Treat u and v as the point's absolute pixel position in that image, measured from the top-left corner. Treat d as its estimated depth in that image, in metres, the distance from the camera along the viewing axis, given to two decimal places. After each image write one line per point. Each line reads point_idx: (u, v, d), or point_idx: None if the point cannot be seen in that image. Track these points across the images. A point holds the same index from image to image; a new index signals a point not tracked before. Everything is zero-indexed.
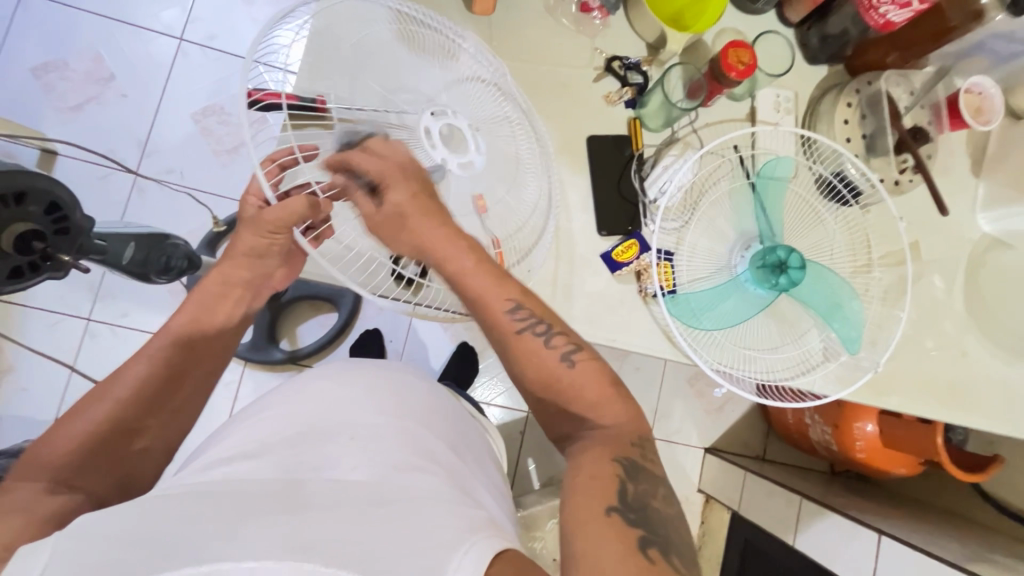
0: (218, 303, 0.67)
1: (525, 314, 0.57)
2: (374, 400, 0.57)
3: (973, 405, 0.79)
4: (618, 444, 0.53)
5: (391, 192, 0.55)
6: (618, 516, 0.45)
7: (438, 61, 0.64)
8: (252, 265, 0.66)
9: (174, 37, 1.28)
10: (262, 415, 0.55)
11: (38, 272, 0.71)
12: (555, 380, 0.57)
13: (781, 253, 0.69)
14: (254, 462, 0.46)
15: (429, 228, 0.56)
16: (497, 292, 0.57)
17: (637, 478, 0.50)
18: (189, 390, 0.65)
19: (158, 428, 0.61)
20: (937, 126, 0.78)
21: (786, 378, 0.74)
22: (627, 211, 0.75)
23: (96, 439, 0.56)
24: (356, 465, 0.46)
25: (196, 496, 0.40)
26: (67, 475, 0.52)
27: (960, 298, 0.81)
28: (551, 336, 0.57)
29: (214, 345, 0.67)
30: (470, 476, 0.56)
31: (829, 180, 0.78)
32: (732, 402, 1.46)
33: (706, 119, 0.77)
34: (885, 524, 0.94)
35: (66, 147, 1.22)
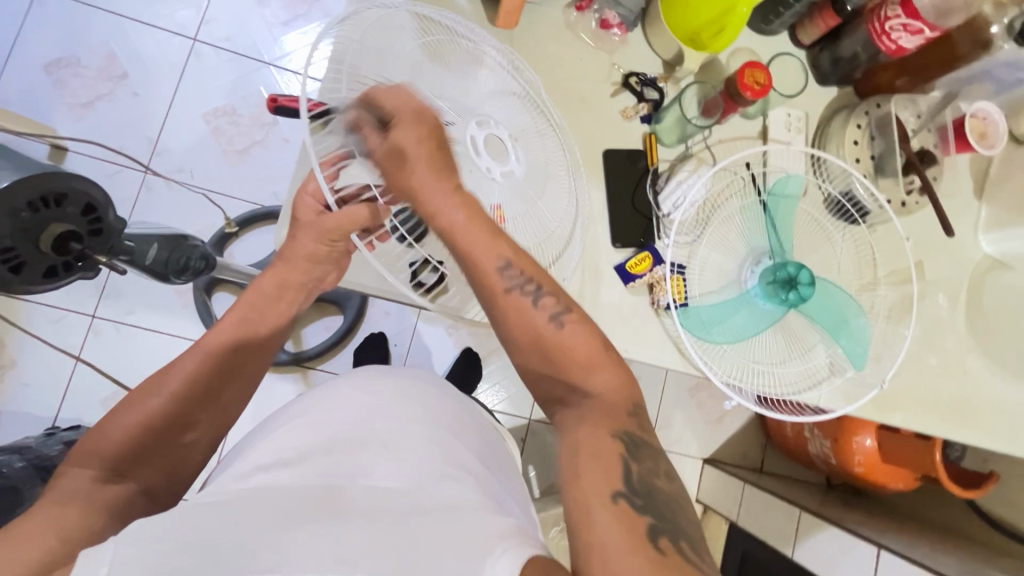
0: (272, 305, 0.69)
1: (515, 273, 0.56)
2: (401, 407, 0.57)
3: (974, 422, 0.80)
4: (615, 417, 0.51)
5: (399, 130, 0.55)
6: (626, 504, 0.45)
7: (471, 69, 0.65)
8: (309, 270, 0.69)
9: (188, 37, 1.29)
10: (290, 424, 0.55)
11: (72, 271, 0.72)
12: (546, 343, 0.55)
13: (791, 270, 0.71)
14: (290, 470, 0.47)
15: (431, 178, 0.55)
16: (484, 249, 0.55)
17: (638, 456, 0.49)
18: (237, 388, 0.65)
19: (209, 423, 0.62)
20: (943, 148, 0.80)
21: (796, 392, 0.75)
22: (640, 224, 0.76)
23: (149, 431, 0.56)
24: (391, 472, 0.48)
25: (236, 500, 0.41)
26: (119, 466, 0.53)
27: (962, 316, 0.83)
28: (539, 295, 0.56)
29: (261, 345, 0.68)
30: (499, 487, 0.56)
31: (838, 199, 0.79)
32: (732, 413, 1.47)
33: (719, 136, 0.79)
34: (885, 539, 0.96)
35: (76, 143, 1.23)
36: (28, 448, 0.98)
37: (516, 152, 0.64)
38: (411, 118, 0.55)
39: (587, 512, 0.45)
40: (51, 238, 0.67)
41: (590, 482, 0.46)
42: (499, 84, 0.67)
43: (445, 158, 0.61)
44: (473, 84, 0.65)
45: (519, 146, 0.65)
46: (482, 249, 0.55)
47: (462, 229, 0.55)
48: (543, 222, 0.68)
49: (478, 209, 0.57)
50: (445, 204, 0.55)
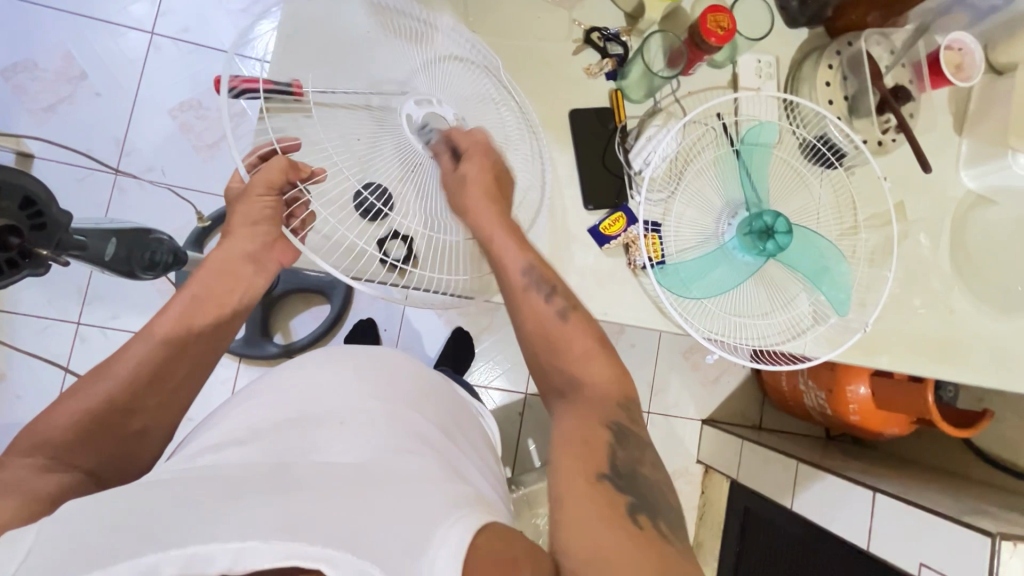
0: (222, 280, 0.69)
1: (543, 283, 0.62)
2: (361, 384, 0.58)
3: (957, 360, 0.80)
4: (607, 407, 0.56)
5: (467, 163, 0.61)
6: (607, 482, 0.49)
7: (415, 40, 0.63)
8: (252, 236, 0.68)
9: (145, 31, 1.26)
10: (249, 405, 0.55)
11: (19, 268, 0.70)
12: (553, 339, 0.61)
13: (768, 219, 0.69)
14: (245, 447, 0.47)
15: (477, 199, 0.62)
16: (512, 254, 0.62)
17: (625, 444, 0.53)
18: (190, 369, 0.64)
19: (159, 406, 0.61)
20: (918, 84, 0.78)
21: (779, 343, 0.75)
22: (612, 184, 0.74)
23: (94, 418, 0.56)
24: (346, 447, 0.48)
25: (187, 481, 0.41)
26: (62, 451, 0.52)
27: (946, 255, 0.82)
28: (551, 292, 0.62)
29: (214, 323, 0.67)
30: (462, 458, 0.57)
31: (813, 144, 0.77)
32: (727, 373, 1.47)
33: (688, 88, 0.77)
34: (881, 483, 0.96)
35: (42, 149, 1.20)
36: None
37: (459, 126, 0.63)
38: (472, 159, 0.61)
39: (569, 490, 0.48)
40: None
41: (576, 462, 0.50)
42: (441, 52, 0.64)
43: (372, 134, 0.59)
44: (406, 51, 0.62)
45: (464, 123, 0.64)
46: (513, 261, 0.62)
47: (491, 241, 0.63)
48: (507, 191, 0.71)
49: (513, 224, 0.64)
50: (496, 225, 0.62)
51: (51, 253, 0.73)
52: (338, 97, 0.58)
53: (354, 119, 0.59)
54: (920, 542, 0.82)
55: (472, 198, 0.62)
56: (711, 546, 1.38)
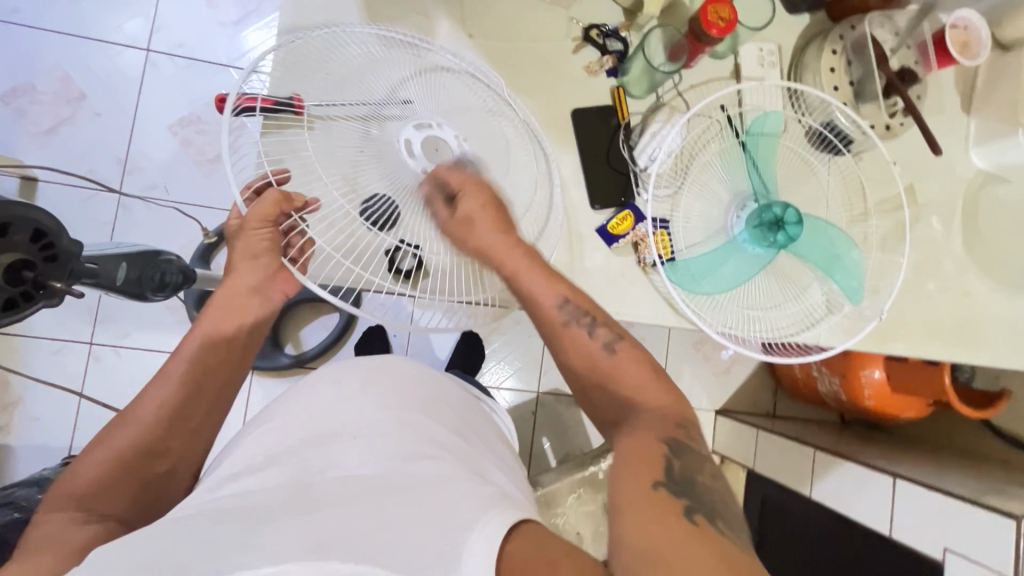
0: (231, 314, 0.66)
1: (571, 308, 0.60)
2: (375, 396, 0.58)
3: (973, 343, 0.79)
4: (663, 423, 0.52)
5: (467, 200, 0.59)
6: (665, 490, 0.45)
7: (416, 62, 0.63)
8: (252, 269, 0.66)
9: (141, 48, 1.26)
10: (265, 425, 0.56)
11: (33, 301, 0.68)
12: (600, 369, 0.58)
13: (777, 210, 0.68)
14: (262, 474, 0.47)
15: (490, 233, 0.60)
16: (543, 290, 0.60)
17: (682, 455, 0.49)
18: (210, 407, 0.64)
19: (183, 448, 0.61)
20: (925, 66, 0.77)
21: (793, 334, 0.74)
22: (618, 182, 0.74)
23: (118, 466, 0.56)
24: (363, 460, 0.48)
25: (212, 511, 0.41)
26: (93, 503, 0.54)
27: (958, 237, 0.81)
28: (594, 326, 0.59)
29: (228, 358, 0.66)
30: (482, 458, 0.57)
31: (820, 131, 0.76)
32: (739, 362, 1.46)
33: (691, 81, 0.76)
34: (900, 467, 0.96)
35: (45, 172, 1.21)
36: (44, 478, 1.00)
37: (462, 148, 0.62)
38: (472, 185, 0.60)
39: (626, 497, 0.45)
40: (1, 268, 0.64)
41: (630, 474, 0.47)
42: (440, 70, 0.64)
43: (365, 146, 0.59)
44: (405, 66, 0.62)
45: (466, 143, 0.62)
46: (538, 295, 0.60)
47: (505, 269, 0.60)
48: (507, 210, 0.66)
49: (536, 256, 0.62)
50: (514, 258, 0.60)
51: (64, 283, 0.72)
52: (335, 110, 0.59)
53: (352, 131, 0.59)
54: (943, 527, 0.82)
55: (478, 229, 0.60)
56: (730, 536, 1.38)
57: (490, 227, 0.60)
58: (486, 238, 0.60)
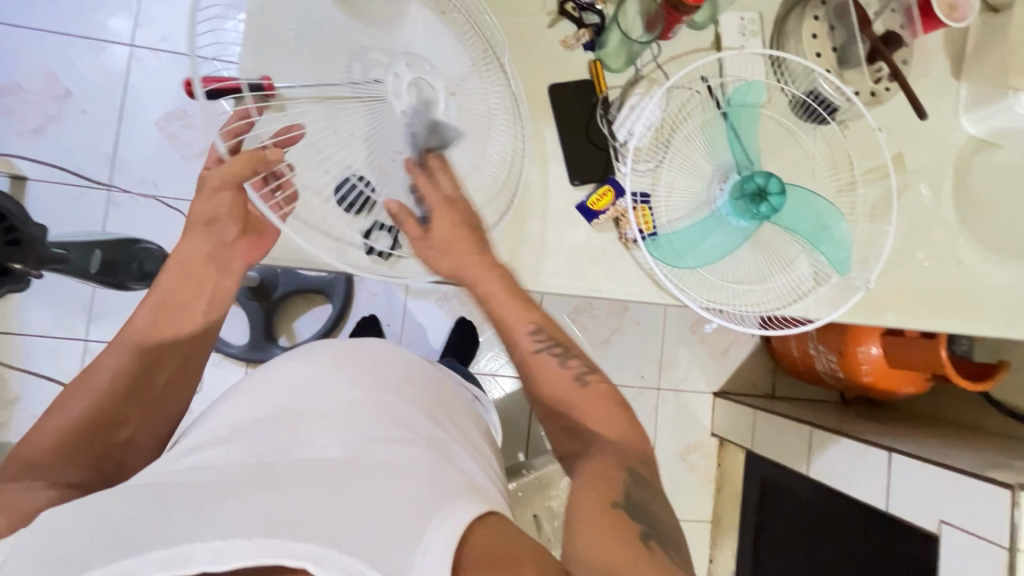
0: (192, 283, 0.66)
1: (543, 336, 0.64)
2: (345, 376, 0.57)
3: (966, 313, 0.78)
4: (626, 456, 0.55)
5: (438, 222, 0.63)
6: (622, 510, 0.48)
7: (397, 14, 0.61)
8: (206, 235, 0.65)
9: (125, 44, 1.25)
10: (233, 402, 0.55)
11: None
12: (564, 401, 0.61)
13: (759, 180, 0.67)
14: (228, 446, 0.47)
15: (465, 253, 0.64)
16: (517, 320, 0.64)
17: (640, 484, 0.52)
18: (170, 379, 0.65)
19: (142, 419, 0.62)
20: (910, 29, 0.76)
21: (779, 308, 0.73)
22: (598, 157, 0.73)
23: (79, 432, 0.56)
24: (331, 441, 0.48)
25: (172, 485, 0.41)
26: (51, 468, 0.53)
27: (949, 205, 0.79)
28: (566, 357, 0.63)
29: (185, 327, 0.66)
30: (453, 442, 0.56)
31: (803, 100, 0.75)
32: (736, 344, 1.45)
33: (669, 53, 0.75)
34: (895, 442, 0.95)
35: (35, 171, 1.21)
36: None
37: (449, 105, 0.61)
38: (451, 196, 0.63)
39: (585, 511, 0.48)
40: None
41: (590, 489, 0.50)
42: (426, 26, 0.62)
43: (363, 116, 0.58)
44: (386, 26, 0.60)
45: (453, 99, 0.62)
46: (512, 317, 0.64)
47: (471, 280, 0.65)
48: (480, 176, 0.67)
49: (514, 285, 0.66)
50: (489, 277, 0.64)
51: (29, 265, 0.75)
52: (321, 88, 0.57)
53: (350, 107, 0.58)
54: (938, 500, 0.81)
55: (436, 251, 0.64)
56: (730, 518, 1.37)
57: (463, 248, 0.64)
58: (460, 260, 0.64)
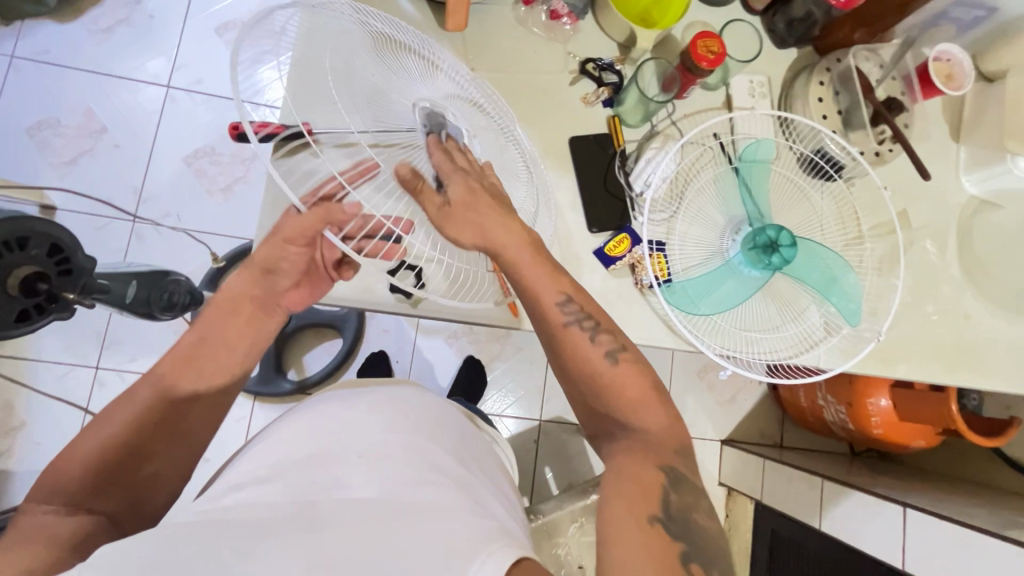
0: (232, 319, 0.66)
1: (572, 308, 0.61)
2: (378, 416, 0.58)
3: (975, 367, 0.79)
4: (662, 452, 0.56)
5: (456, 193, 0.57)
6: (661, 526, 0.49)
7: (425, 71, 0.63)
8: (261, 280, 0.66)
9: (162, 85, 1.32)
10: (272, 439, 0.56)
11: (46, 314, 0.73)
12: (597, 377, 0.60)
13: (771, 233, 0.69)
14: (266, 487, 0.48)
15: (499, 227, 0.59)
16: (546, 287, 0.60)
17: (679, 488, 0.53)
18: (201, 414, 0.63)
19: (171, 453, 0.61)
20: (911, 96, 0.80)
21: (791, 357, 0.74)
22: (615, 207, 0.76)
23: (105, 461, 0.56)
24: (365, 482, 0.49)
25: (205, 521, 0.42)
26: (82, 496, 0.53)
27: (953, 261, 0.82)
28: (596, 332, 0.60)
29: (223, 364, 0.65)
30: (481, 487, 0.57)
31: (810, 158, 0.78)
32: (743, 391, 1.45)
33: (684, 110, 0.79)
34: (909, 497, 0.94)
35: (65, 201, 1.25)
36: None
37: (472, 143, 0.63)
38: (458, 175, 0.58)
39: (621, 530, 0.48)
40: (16, 280, 0.70)
41: (628, 502, 0.51)
42: (450, 89, 0.64)
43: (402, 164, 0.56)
44: (403, 77, 0.61)
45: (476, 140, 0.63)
46: (538, 285, 0.60)
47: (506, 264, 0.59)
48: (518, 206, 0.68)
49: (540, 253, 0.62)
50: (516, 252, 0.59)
51: (76, 296, 0.77)
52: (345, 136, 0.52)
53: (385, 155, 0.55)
54: (956, 558, 0.79)
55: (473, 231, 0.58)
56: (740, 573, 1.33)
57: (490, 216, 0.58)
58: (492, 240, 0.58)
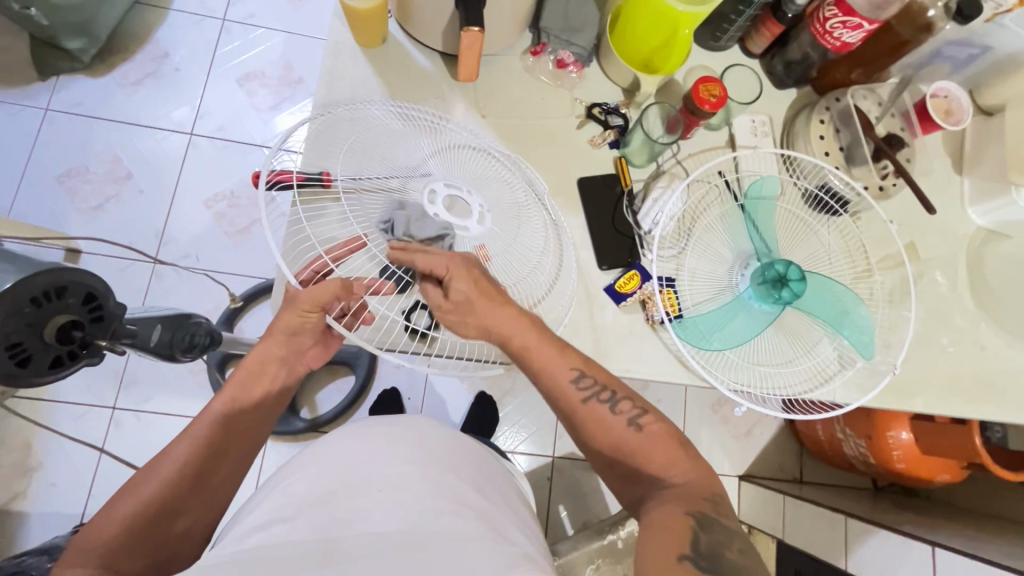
0: (258, 380, 0.68)
1: (587, 382, 0.63)
2: (396, 449, 0.58)
3: (996, 398, 0.78)
4: (692, 499, 0.57)
5: (456, 283, 0.60)
6: (690, 564, 0.49)
7: (428, 132, 0.69)
8: (289, 342, 0.68)
9: (185, 132, 1.38)
10: (291, 478, 0.56)
11: (76, 360, 0.65)
12: (622, 449, 0.62)
13: (780, 267, 0.71)
14: (289, 524, 0.48)
15: (493, 309, 0.61)
16: (558, 365, 0.63)
17: (709, 528, 0.53)
18: (229, 470, 0.64)
19: (201, 508, 0.61)
20: (911, 131, 0.82)
21: (806, 391, 0.74)
22: (624, 245, 0.77)
23: (139, 523, 0.56)
24: (388, 516, 0.49)
25: (239, 561, 0.43)
26: (113, 557, 0.54)
27: (964, 291, 0.82)
28: (615, 401, 0.63)
29: (251, 421, 0.67)
30: (502, 519, 0.57)
31: (815, 193, 0.80)
32: (759, 424, 1.42)
33: (688, 150, 0.82)
34: (938, 535, 0.91)
35: (90, 244, 1.30)
36: (55, 547, 1.03)
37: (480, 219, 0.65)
38: (453, 264, 0.60)
39: (656, 569, 0.49)
40: (53, 329, 0.61)
41: (656, 548, 0.51)
42: (455, 144, 0.70)
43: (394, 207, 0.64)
44: (413, 146, 0.68)
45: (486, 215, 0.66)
46: (554, 365, 0.62)
47: (513, 343, 0.62)
48: (522, 260, 0.70)
49: (543, 326, 0.64)
50: (524, 330, 0.62)
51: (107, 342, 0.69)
52: (362, 183, 0.64)
53: (378, 202, 0.64)
54: None
55: (489, 313, 0.61)
56: None
57: (495, 305, 0.62)
58: (494, 314, 0.61)
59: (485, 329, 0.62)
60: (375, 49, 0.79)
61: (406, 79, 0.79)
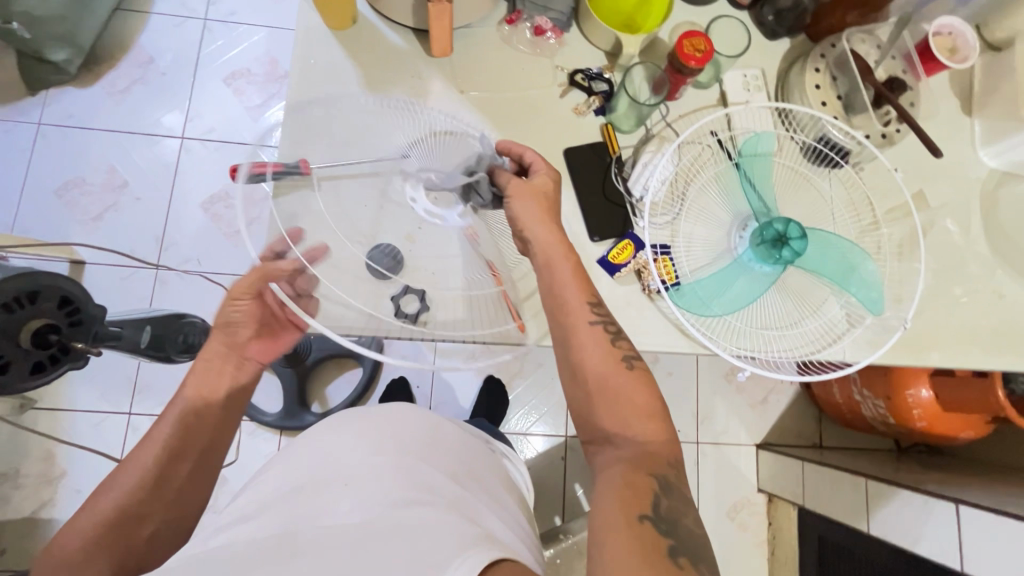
0: (212, 380, 0.69)
1: (601, 312, 0.62)
2: (369, 440, 0.58)
3: (1015, 347, 0.75)
4: (655, 461, 0.54)
5: (537, 173, 0.68)
6: (650, 523, 0.48)
7: (408, 117, 0.69)
8: (229, 338, 0.69)
9: (177, 136, 1.38)
10: (265, 477, 0.57)
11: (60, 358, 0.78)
12: (610, 377, 0.59)
13: (779, 227, 0.68)
14: (254, 522, 0.49)
15: (546, 220, 0.64)
16: (580, 287, 0.62)
17: (671, 493, 0.52)
18: (190, 471, 0.66)
19: (166, 511, 0.64)
20: (913, 72, 0.77)
21: (814, 352, 0.72)
22: (616, 214, 0.75)
23: (101, 530, 0.58)
24: (350, 508, 0.48)
25: (208, 559, 0.44)
26: (77, 566, 0.56)
27: (978, 237, 0.78)
28: (618, 337, 0.61)
29: (206, 421, 0.68)
30: (477, 501, 0.56)
31: (814, 146, 0.76)
32: (775, 392, 1.40)
33: (678, 111, 0.78)
34: (962, 493, 0.88)
35: (93, 255, 1.31)
36: None
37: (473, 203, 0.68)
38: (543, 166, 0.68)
39: (611, 526, 0.48)
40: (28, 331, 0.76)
41: (617, 502, 0.50)
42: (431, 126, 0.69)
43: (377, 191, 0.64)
44: (391, 129, 0.67)
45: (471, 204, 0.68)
46: (574, 306, 0.61)
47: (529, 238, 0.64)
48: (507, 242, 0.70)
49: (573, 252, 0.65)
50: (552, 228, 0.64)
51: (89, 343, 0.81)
52: (340, 169, 0.63)
53: (359, 184, 0.64)
54: None
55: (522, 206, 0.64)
56: None
57: (526, 200, 0.65)
58: (522, 208, 0.64)
59: (513, 220, 0.65)
60: (347, 32, 0.77)
61: (381, 60, 0.77)
